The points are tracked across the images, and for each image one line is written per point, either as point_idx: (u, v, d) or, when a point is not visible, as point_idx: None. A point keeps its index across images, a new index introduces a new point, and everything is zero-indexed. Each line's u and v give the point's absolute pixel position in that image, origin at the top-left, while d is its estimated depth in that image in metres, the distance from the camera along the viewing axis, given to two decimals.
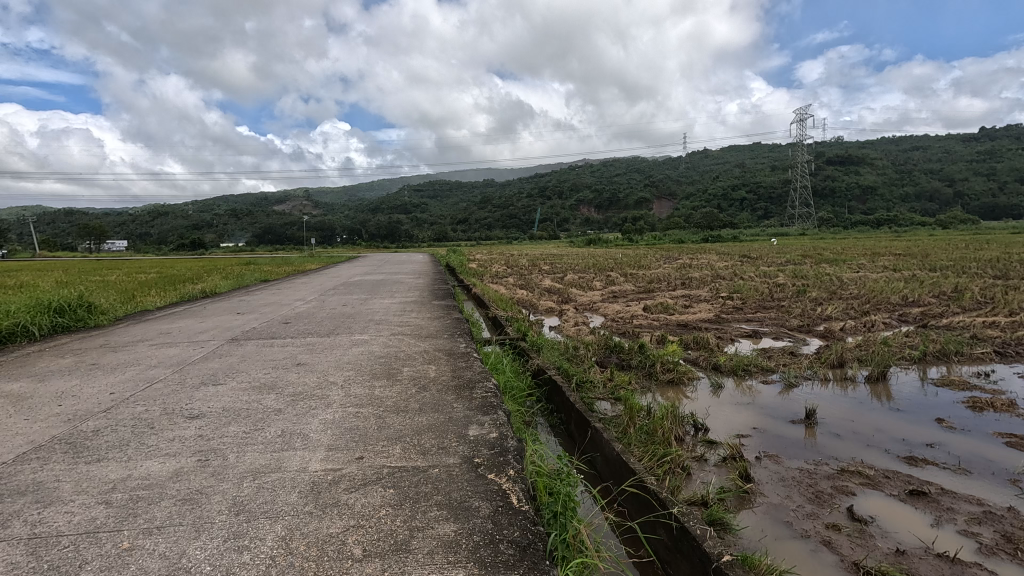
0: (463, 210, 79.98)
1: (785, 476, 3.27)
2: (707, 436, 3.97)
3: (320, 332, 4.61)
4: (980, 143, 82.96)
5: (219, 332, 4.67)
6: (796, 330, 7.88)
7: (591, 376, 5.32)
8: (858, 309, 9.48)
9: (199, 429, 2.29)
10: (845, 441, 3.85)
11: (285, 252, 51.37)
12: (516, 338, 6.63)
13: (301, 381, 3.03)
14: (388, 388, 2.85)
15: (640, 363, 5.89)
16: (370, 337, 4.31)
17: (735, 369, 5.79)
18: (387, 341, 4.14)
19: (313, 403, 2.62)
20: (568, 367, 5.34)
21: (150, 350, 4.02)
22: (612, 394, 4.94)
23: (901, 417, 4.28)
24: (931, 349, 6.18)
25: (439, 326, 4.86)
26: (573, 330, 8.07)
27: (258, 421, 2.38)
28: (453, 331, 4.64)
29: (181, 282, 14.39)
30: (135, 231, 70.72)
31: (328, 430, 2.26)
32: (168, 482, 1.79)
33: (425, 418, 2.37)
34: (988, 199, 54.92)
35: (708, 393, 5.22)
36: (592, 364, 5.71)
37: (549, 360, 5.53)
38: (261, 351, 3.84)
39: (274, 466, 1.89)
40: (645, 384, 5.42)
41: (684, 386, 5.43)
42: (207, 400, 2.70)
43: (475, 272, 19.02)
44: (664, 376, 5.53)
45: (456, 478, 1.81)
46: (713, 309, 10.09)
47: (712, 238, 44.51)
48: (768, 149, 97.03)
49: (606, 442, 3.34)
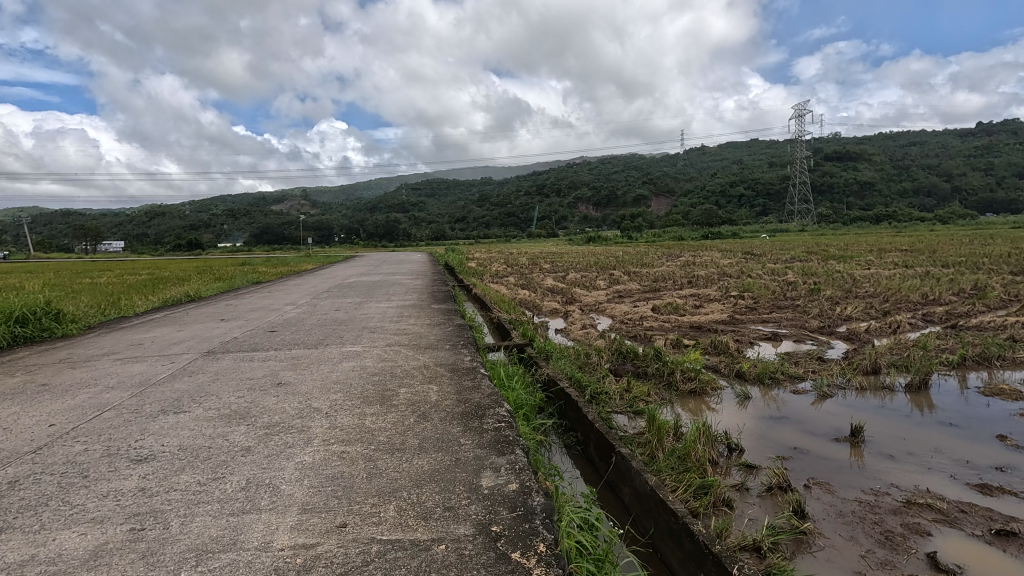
0: (460, 209, 79.40)
1: (844, 510, 2.83)
2: (743, 458, 3.52)
3: (309, 342, 4.15)
4: (976, 139, 82.72)
5: (197, 343, 4.21)
6: (819, 333, 7.41)
7: (605, 386, 4.87)
8: (879, 308, 9.05)
9: (144, 480, 1.83)
10: (900, 464, 3.41)
11: (280, 251, 50.78)
12: (524, 344, 6.18)
13: (280, 408, 2.57)
14: (382, 417, 2.39)
15: (657, 371, 5.44)
16: (363, 349, 3.84)
17: (761, 376, 5.34)
18: (382, 354, 3.68)
19: (290, 439, 2.16)
20: (580, 378, 4.89)
21: (113, 366, 3.56)
22: (630, 409, 4.50)
23: (957, 435, 3.83)
24: (970, 353, 5.74)
25: (439, 334, 4.40)
26: (580, 333, 7.62)
27: (218, 467, 1.92)
28: (456, 340, 4.18)
29: (172, 283, 13.92)
30: (131, 231, 70.24)
31: (305, 479, 1.81)
32: (80, 570, 1.33)
33: (427, 462, 1.92)
34: (987, 193, 54.48)
35: (734, 405, 4.77)
36: (606, 373, 5.26)
37: (560, 370, 5.08)
38: (239, 367, 3.38)
39: (225, 542, 1.43)
40: (664, 394, 4.97)
41: (707, 396, 4.98)
42: (163, 435, 2.23)
43: (474, 271, 18.51)
44: (685, 386, 5.08)
45: (470, 560, 1.35)
46: (725, 309, 9.65)
47: (711, 235, 44.16)
48: (766, 145, 96.42)
49: (636, 474, 2.89)
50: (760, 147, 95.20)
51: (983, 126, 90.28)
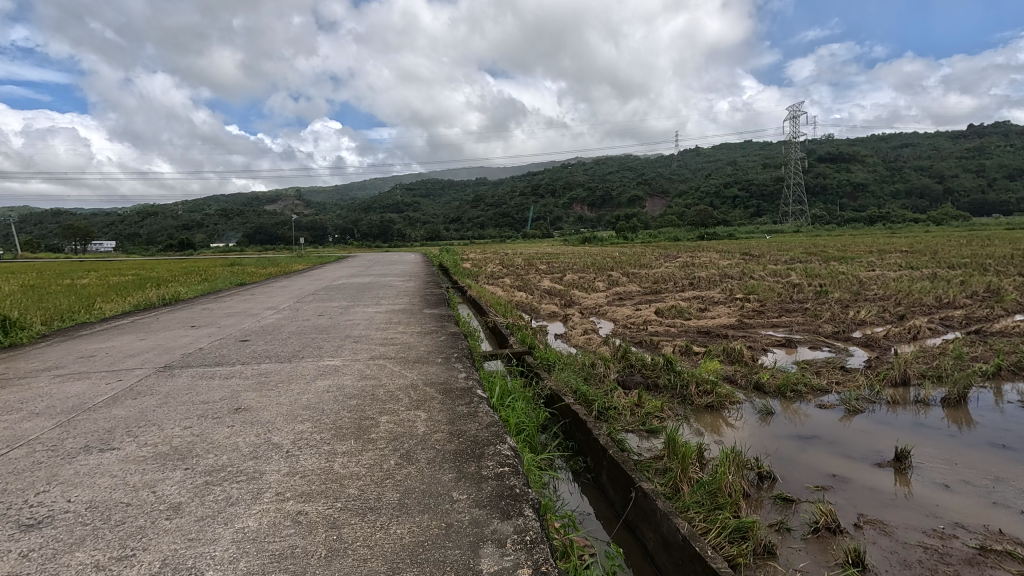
0: (454, 209, 78.89)
1: (909, 558, 2.40)
2: (778, 490, 3.07)
3: (283, 354, 3.66)
4: (967, 140, 83.08)
5: (156, 356, 3.72)
6: (835, 339, 6.99)
7: (614, 401, 4.41)
8: (893, 312, 8.67)
9: (22, 562, 1.35)
10: (959, 495, 2.98)
11: (271, 252, 50.10)
12: (523, 353, 5.70)
13: (232, 444, 2.08)
14: (355, 459, 1.92)
15: (669, 382, 4.99)
16: (343, 364, 3.36)
17: (782, 389, 4.89)
18: (364, 370, 3.20)
19: (235, 492, 1.68)
20: (586, 392, 4.45)
21: (51, 383, 3.08)
22: (643, 428, 4.06)
23: (1012, 461, 3.41)
24: (1005, 363, 5.32)
25: (431, 345, 3.92)
26: (582, 339, 7.17)
27: (129, 538, 1.44)
28: (449, 352, 3.71)
29: (153, 285, 13.32)
30: (122, 231, 69.43)
31: (241, 560, 1.34)
32: None
33: (408, 532, 1.45)
34: (978, 195, 54.47)
35: (756, 421, 4.32)
36: (614, 386, 4.80)
37: (564, 383, 4.62)
38: (194, 387, 2.89)
39: None
40: (678, 409, 4.52)
41: (725, 412, 4.53)
42: (71, 487, 1.75)
43: (468, 272, 18.01)
44: (701, 400, 4.63)
45: None
46: (732, 313, 9.26)
47: (706, 235, 43.96)
48: (761, 146, 96.30)
49: (663, 519, 2.43)
50: (754, 148, 95.16)
51: (975, 127, 90.69)
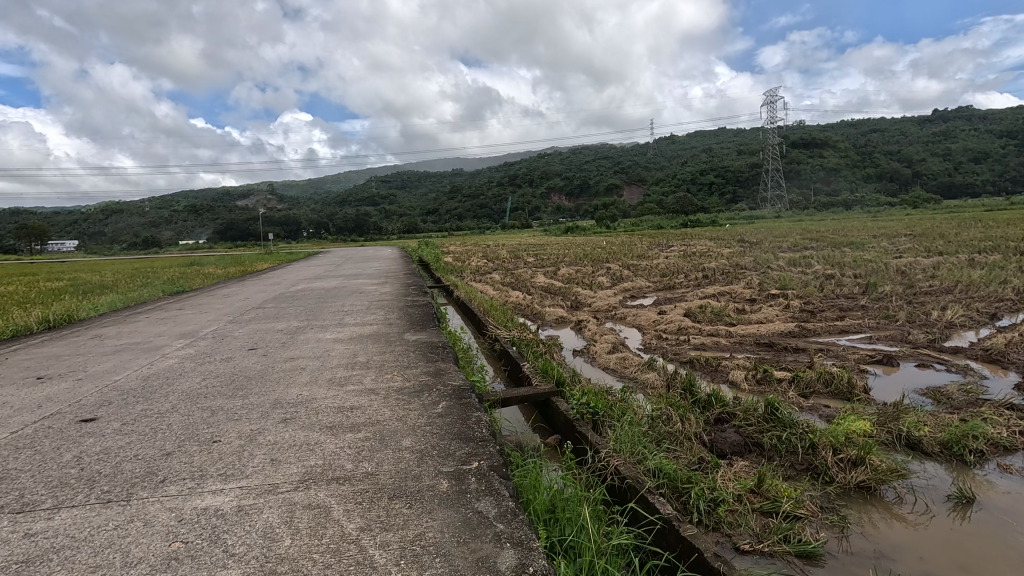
0: (429, 203, 76.30)
1: None
2: None
3: (127, 474, 1.81)
4: (934, 125, 83.05)
5: None
6: (941, 353, 5.40)
7: (724, 494, 2.69)
8: (979, 310, 7.11)
9: None
10: None
11: (234, 249, 47.28)
12: (552, 395, 3.94)
13: None
14: None
15: (780, 443, 3.32)
16: (241, 512, 1.54)
17: (952, 450, 3.25)
18: (281, 542, 1.39)
19: None
20: (677, 478, 2.75)
21: None
22: (792, 550, 2.40)
23: None
24: None
25: (427, 430, 2.13)
26: (615, 359, 5.48)
27: None
28: (465, 451, 1.92)
29: (72, 294, 11.06)
30: (79, 232, 65.24)
31: None
32: None
33: None
34: (947, 177, 54.19)
35: (952, 519, 2.68)
36: (709, 458, 3.08)
37: (636, 458, 2.89)
38: None
39: None
40: (818, 499, 2.83)
41: (888, 496, 2.89)
42: None
43: (451, 268, 16.12)
44: (849, 477, 2.96)
45: None
46: (780, 313, 7.63)
47: (688, 223, 42.60)
48: (737, 131, 95.35)
49: None
50: (727, 135, 94.40)
51: (943, 114, 91.15)
